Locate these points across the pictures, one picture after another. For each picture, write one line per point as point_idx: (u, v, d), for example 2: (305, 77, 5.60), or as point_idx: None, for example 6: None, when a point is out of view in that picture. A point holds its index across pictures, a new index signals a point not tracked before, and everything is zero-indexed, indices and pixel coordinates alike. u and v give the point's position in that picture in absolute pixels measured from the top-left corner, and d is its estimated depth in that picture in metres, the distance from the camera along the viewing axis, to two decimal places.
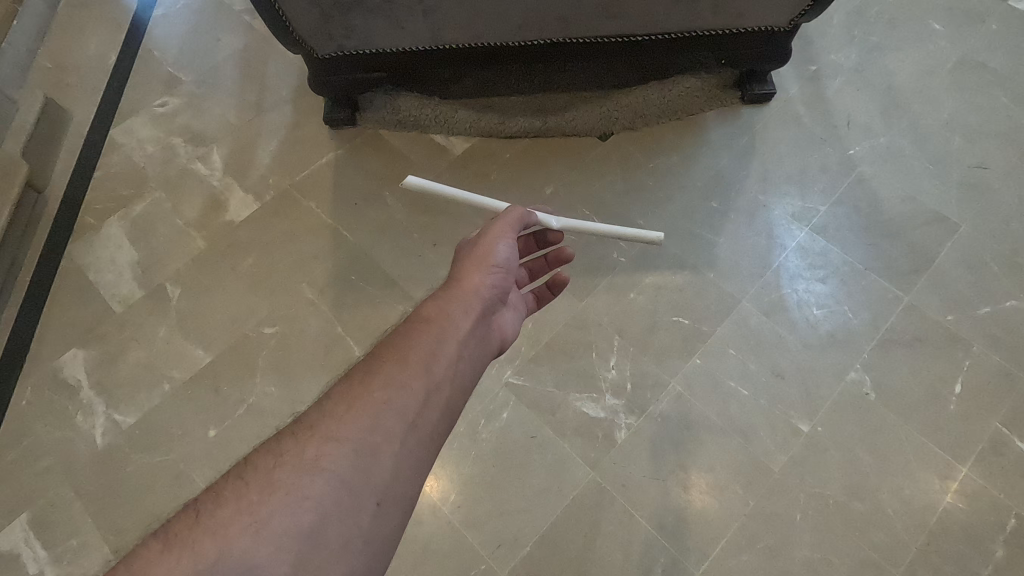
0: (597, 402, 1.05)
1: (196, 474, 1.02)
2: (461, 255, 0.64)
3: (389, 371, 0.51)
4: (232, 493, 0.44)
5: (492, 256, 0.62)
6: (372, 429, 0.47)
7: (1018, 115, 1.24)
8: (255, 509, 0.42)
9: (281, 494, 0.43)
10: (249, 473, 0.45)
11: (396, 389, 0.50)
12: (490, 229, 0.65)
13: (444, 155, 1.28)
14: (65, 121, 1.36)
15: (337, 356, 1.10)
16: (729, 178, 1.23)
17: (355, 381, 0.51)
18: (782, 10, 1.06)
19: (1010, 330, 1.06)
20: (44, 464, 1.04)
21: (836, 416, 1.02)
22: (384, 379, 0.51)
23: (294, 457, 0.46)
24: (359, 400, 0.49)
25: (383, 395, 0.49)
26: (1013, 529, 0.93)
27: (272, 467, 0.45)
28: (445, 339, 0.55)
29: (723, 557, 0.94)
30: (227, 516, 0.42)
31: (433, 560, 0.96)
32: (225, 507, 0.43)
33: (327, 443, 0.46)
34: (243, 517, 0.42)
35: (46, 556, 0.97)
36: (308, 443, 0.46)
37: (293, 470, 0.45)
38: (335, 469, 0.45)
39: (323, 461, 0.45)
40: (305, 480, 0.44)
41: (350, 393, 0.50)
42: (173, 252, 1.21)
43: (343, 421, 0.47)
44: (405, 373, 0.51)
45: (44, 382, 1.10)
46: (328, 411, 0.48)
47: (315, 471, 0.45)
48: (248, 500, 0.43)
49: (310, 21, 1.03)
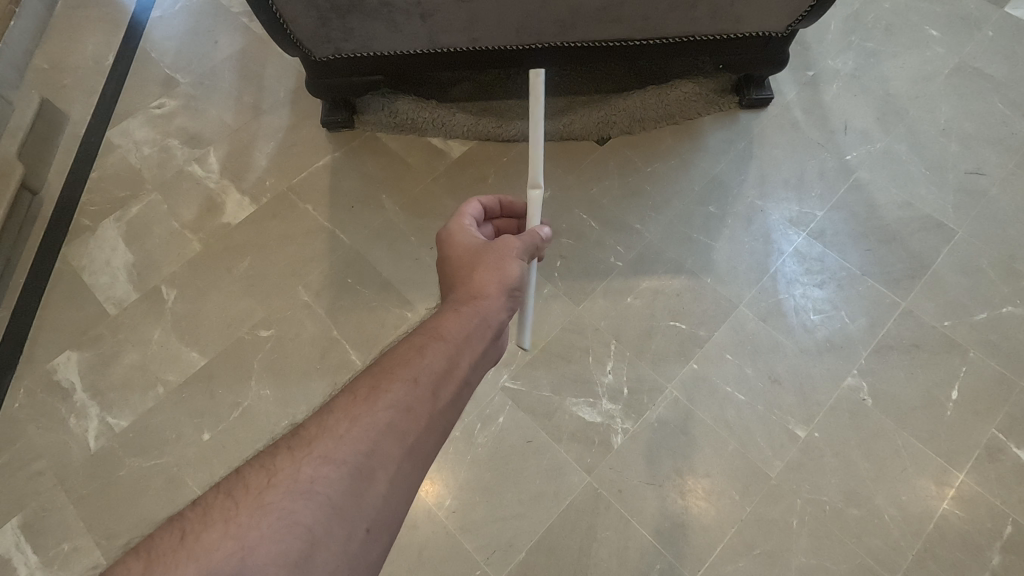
0: (594, 407, 1.05)
1: (190, 478, 1.02)
2: (482, 265, 0.63)
3: (396, 391, 0.51)
4: (220, 514, 0.43)
5: (506, 270, 0.63)
6: (370, 452, 0.47)
7: (1015, 121, 1.25)
8: (243, 533, 0.41)
9: (271, 518, 0.42)
10: (240, 492, 0.44)
11: (401, 411, 0.50)
12: (509, 247, 0.65)
13: (442, 158, 1.28)
14: (61, 121, 1.36)
15: (333, 359, 1.10)
16: (726, 183, 1.23)
17: (361, 397, 0.50)
18: (780, 15, 1.07)
19: (1007, 336, 1.06)
20: (36, 468, 1.03)
21: (833, 421, 1.02)
22: (390, 400, 0.50)
23: (287, 477, 0.45)
24: (362, 418, 0.49)
25: (387, 416, 0.49)
26: (1010, 536, 0.93)
27: (264, 488, 0.44)
28: (456, 361, 0.55)
29: (719, 564, 0.94)
30: (213, 540, 0.41)
31: (427, 564, 0.95)
32: (212, 529, 0.42)
33: (323, 464, 0.46)
34: (229, 542, 0.41)
35: (37, 560, 0.97)
36: (303, 463, 0.46)
37: (285, 492, 0.44)
38: (329, 493, 0.44)
39: (317, 485, 0.45)
40: (298, 503, 0.43)
41: (354, 411, 0.49)
42: (169, 254, 1.20)
43: (343, 442, 0.47)
44: (412, 395, 0.51)
45: (37, 383, 1.10)
46: (328, 428, 0.48)
47: (309, 495, 0.44)
48: (236, 523, 0.42)
49: (309, 24, 1.03)
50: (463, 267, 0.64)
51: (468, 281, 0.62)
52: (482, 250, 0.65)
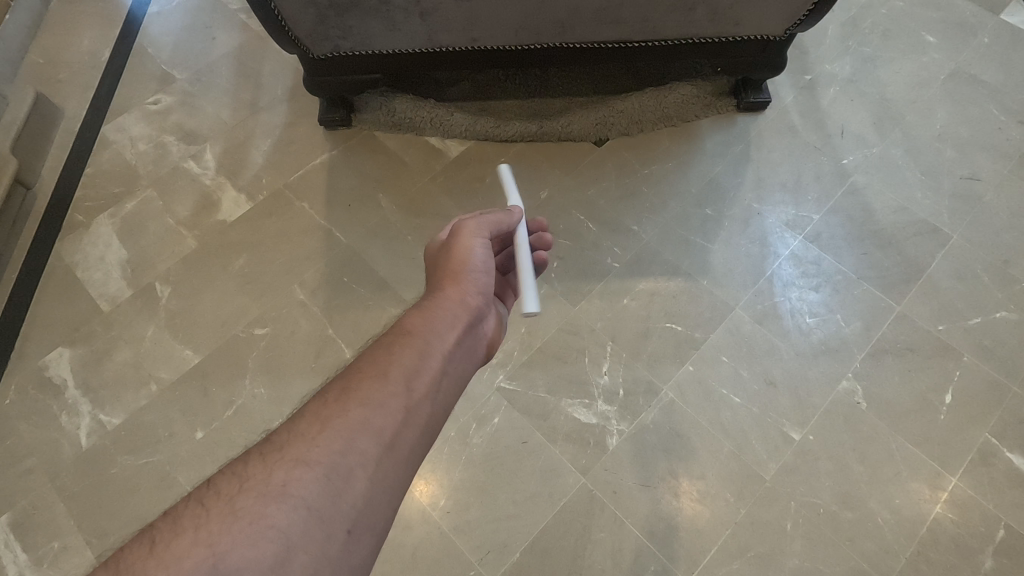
0: (589, 408, 1.05)
1: (183, 476, 1.01)
2: (447, 265, 0.67)
3: (367, 390, 0.52)
4: (191, 521, 0.43)
5: (466, 261, 0.66)
6: (345, 451, 0.48)
7: (1009, 127, 1.25)
8: (214, 540, 0.41)
9: (243, 524, 0.42)
10: (211, 499, 0.45)
11: (375, 407, 0.51)
12: (466, 229, 0.68)
13: (440, 158, 1.27)
14: (56, 117, 1.35)
15: (328, 358, 1.09)
16: (723, 186, 1.23)
17: (331, 398, 0.51)
18: (778, 19, 1.07)
19: (1000, 341, 1.07)
20: (27, 465, 1.02)
21: (826, 424, 1.02)
22: (362, 397, 0.51)
23: (259, 482, 0.45)
24: (335, 418, 0.50)
25: (360, 413, 0.50)
26: (1002, 540, 0.93)
27: (235, 494, 0.45)
28: (427, 355, 0.57)
29: (714, 566, 0.94)
30: (182, 548, 0.41)
31: (421, 566, 0.95)
32: (181, 538, 0.42)
33: (297, 467, 0.46)
34: (200, 549, 0.41)
35: (26, 558, 0.96)
36: (277, 467, 0.46)
37: (258, 497, 0.44)
38: (304, 494, 0.45)
39: (291, 487, 0.45)
40: (271, 508, 0.44)
41: (325, 412, 0.50)
42: (163, 252, 1.20)
43: (316, 443, 0.48)
44: (384, 390, 0.52)
45: (29, 381, 1.09)
46: (300, 430, 0.49)
47: (283, 498, 0.44)
48: (207, 530, 0.42)
49: (307, 22, 1.03)
50: (432, 272, 0.69)
51: (435, 282, 0.66)
52: (446, 249, 0.68)
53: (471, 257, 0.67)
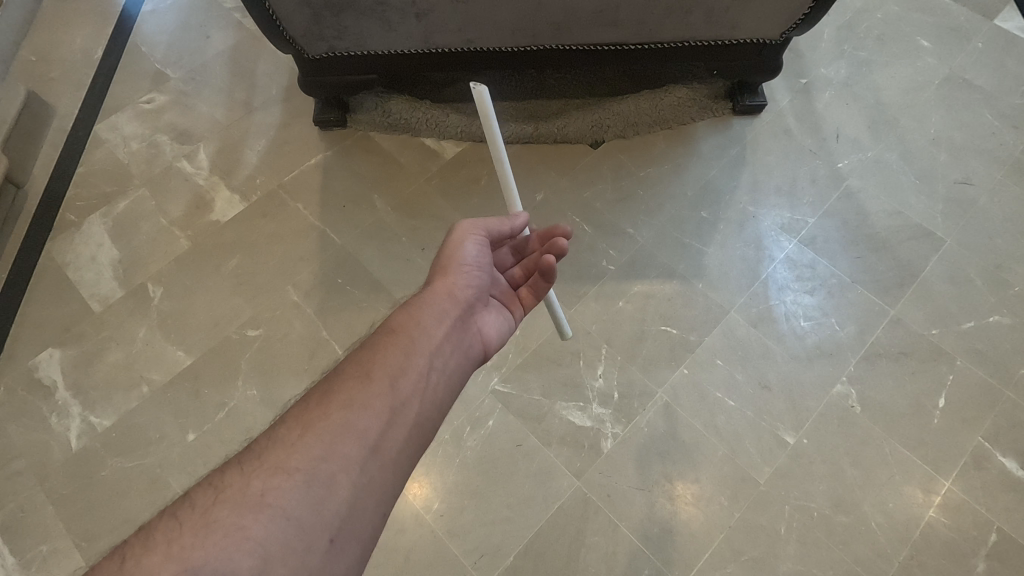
0: (584, 411, 1.04)
1: (174, 479, 1.00)
2: (444, 266, 0.69)
3: (347, 395, 0.55)
4: (164, 536, 0.44)
5: (462, 263, 0.69)
6: (325, 457, 0.50)
7: (1003, 132, 1.26)
8: (186, 555, 0.43)
9: (216, 537, 0.44)
10: (185, 512, 0.46)
11: (357, 411, 0.54)
12: (465, 229, 0.71)
13: (435, 158, 1.27)
14: (47, 115, 1.34)
15: (321, 360, 1.09)
16: (718, 188, 1.23)
17: (312, 404, 0.54)
18: (774, 23, 1.07)
19: (993, 346, 1.07)
20: (16, 466, 1.01)
21: (821, 427, 1.02)
22: (343, 402, 0.54)
23: (235, 493, 0.47)
24: (316, 424, 0.52)
25: (342, 418, 0.53)
26: (994, 545, 0.93)
27: (210, 507, 0.47)
28: (412, 357, 0.60)
29: (707, 569, 0.94)
30: (154, 563, 0.42)
31: (413, 569, 0.94)
32: (153, 553, 0.43)
33: (275, 476, 0.48)
34: (172, 564, 0.42)
35: (14, 562, 0.95)
36: (253, 479, 0.48)
37: (233, 509, 0.46)
38: (282, 504, 0.47)
39: (268, 498, 0.47)
40: (247, 518, 0.46)
41: (306, 419, 0.53)
42: (156, 252, 1.19)
43: (296, 451, 0.50)
44: (367, 393, 0.55)
45: (18, 382, 1.07)
46: (281, 438, 0.52)
47: (260, 509, 0.46)
48: (180, 544, 0.44)
49: (302, 21, 1.02)
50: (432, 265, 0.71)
51: (429, 283, 0.68)
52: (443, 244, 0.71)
53: (462, 258, 0.69)
